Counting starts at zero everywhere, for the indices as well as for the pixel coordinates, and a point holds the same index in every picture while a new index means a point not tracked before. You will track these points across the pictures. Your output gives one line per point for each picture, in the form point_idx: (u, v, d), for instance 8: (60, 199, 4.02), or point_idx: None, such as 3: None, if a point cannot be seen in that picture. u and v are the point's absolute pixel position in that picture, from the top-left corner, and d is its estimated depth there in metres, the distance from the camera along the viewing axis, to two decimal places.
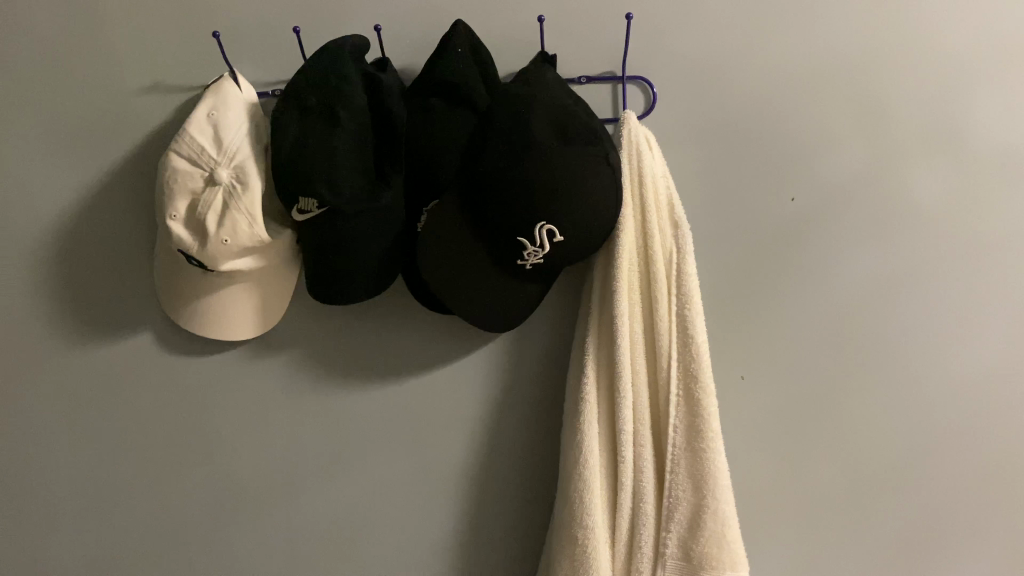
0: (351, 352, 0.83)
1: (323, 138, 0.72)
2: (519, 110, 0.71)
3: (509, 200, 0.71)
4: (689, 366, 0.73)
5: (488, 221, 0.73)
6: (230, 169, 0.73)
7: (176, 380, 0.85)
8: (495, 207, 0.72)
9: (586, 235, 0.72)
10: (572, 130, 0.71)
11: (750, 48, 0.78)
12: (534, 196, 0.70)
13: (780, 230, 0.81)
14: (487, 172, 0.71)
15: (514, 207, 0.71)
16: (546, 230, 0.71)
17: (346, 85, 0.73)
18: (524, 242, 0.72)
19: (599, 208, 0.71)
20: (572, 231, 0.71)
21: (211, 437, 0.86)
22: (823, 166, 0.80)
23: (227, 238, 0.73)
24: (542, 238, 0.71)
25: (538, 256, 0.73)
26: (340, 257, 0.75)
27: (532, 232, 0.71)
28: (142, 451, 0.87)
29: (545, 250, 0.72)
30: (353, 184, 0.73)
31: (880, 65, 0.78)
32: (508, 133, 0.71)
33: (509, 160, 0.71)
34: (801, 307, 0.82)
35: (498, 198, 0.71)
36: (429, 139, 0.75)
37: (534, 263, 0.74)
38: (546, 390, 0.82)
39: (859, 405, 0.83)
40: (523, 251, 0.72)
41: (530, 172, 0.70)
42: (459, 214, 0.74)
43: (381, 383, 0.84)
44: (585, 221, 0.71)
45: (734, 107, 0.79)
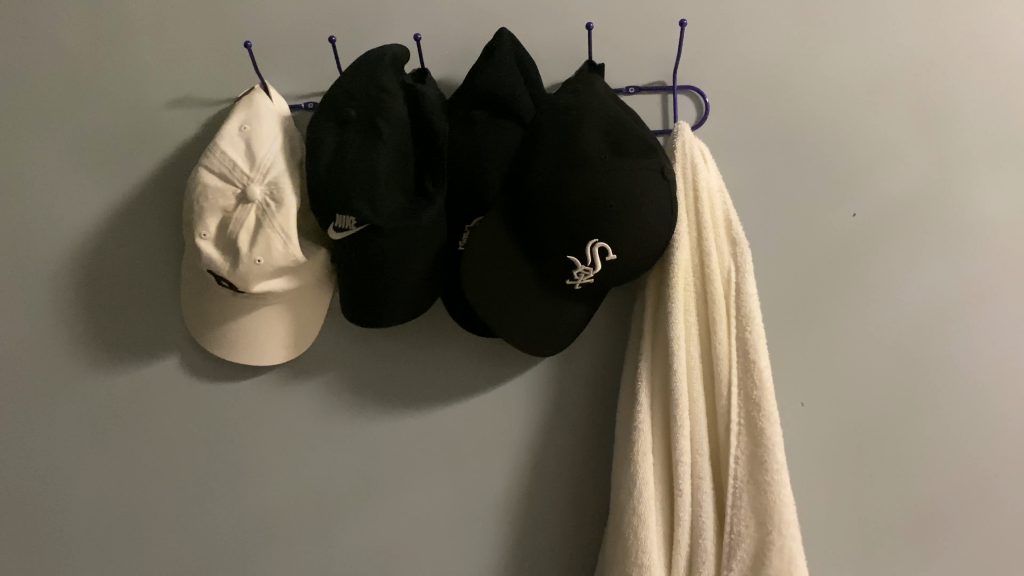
0: (387, 377, 0.79)
1: (362, 152, 0.68)
2: (569, 122, 0.67)
3: (559, 216, 0.67)
4: (751, 392, 0.68)
5: (534, 238, 0.69)
6: (264, 185, 0.69)
7: (202, 406, 0.81)
8: (543, 223, 0.68)
9: (640, 254, 0.68)
10: (626, 143, 0.67)
11: (802, 54, 0.74)
12: (587, 211, 0.66)
13: (838, 248, 0.77)
14: (536, 186, 0.67)
15: (563, 224, 0.67)
16: (598, 248, 0.67)
17: (387, 96, 0.69)
18: (574, 260, 0.68)
19: (654, 225, 0.67)
20: (626, 249, 0.67)
21: (238, 466, 0.82)
22: (881, 178, 0.76)
23: (260, 258, 0.69)
24: (593, 257, 0.67)
25: (588, 275, 0.69)
26: (379, 278, 0.71)
27: (583, 250, 0.67)
28: (165, 481, 0.82)
29: (597, 269, 0.68)
30: (393, 201, 0.69)
31: (944, 72, 0.74)
32: (558, 146, 0.67)
33: (559, 174, 0.66)
34: (860, 328, 0.78)
35: (546, 214, 0.67)
36: (472, 153, 0.71)
37: (584, 283, 0.69)
38: (593, 417, 0.77)
39: (924, 432, 0.78)
40: (573, 270, 0.68)
41: (582, 187, 0.66)
42: (498, 235, 0.69)
43: (417, 410, 0.79)
44: (639, 238, 0.67)
45: (786, 117, 0.75)
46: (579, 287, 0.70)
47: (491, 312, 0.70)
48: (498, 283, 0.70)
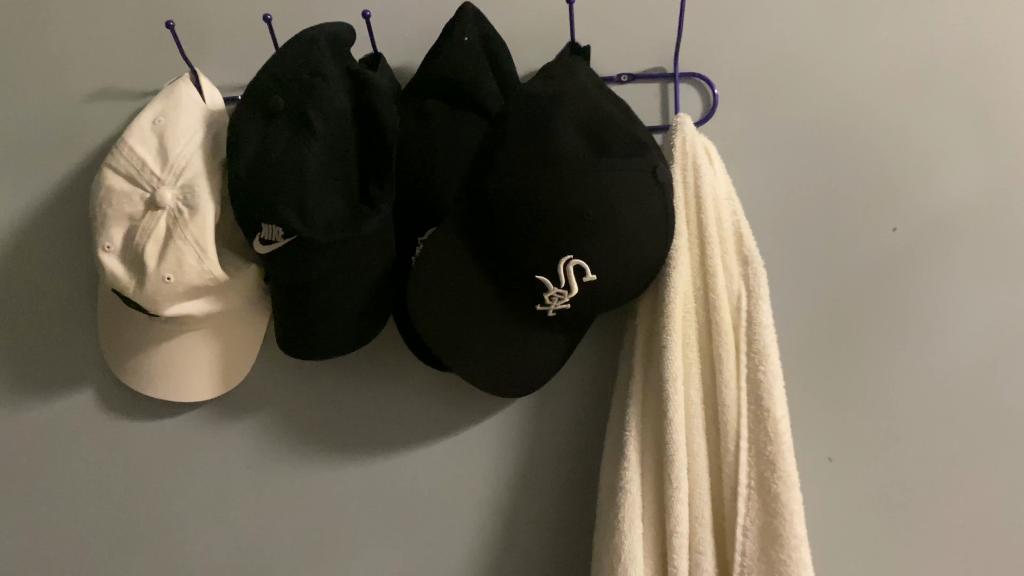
0: (336, 415, 0.67)
1: (288, 148, 0.56)
2: (539, 111, 0.54)
3: (524, 228, 0.54)
4: (763, 449, 0.55)
5: (497, 254, 0.56)
6: (176, 189, 0.58)
7: (124, 447, 0.70)
8: (506, 235, 0.55)
9: (625, 275, 0.55)
10: (607, 135, 0.54)
11: (829, 31, 0.61)
12: (558, 222, 0.53)
13: (873, 271, 0.62)
14: (498, 191, 0.54)
15: (530, 237, 0.54)
16: (574, 267, 0.54)
17: (321, 83, 0.57)
18: (545, 282, 0.55)
19: (642, 239, 0.54)
20: (607, 268, 0.54)
21: (168, 518, 0.70)
22: (932, 184, 0.61)
23: (169, 275, 0.57)
24: (567, 277, 0.54)
25: (563, 300, 0.56)
26: (314, 301, 0.60)
27: (555, 269, 0.54)
28: (86, 534, 0.71)
29: (573, 293, 0.55)
30: (328, 208, 0.57)
31: (1009, 54, 0.59)
32: (526, 139, 0.54)
33: (525, 175, 0.53)
34: (904, 368, 0.63)
35: (510, 224, 0.54)
36: (425, 152, 0.59)
37: (559, 310, 0.57)
38: (577, 467, 0.64)
39: (985, 502, 0.63)
40: (544, 293, 0.56)
41: (553, 192, 0.53)
42: (453, 248, 0.57)
43: (372, 455, 0.67)
44: (624, 256, 0.54)
45: (810, 108, 0.62)
46: (553, 314, 0.58)
47: (449, 342, 0.58)
48: (455, 308, 0.58)
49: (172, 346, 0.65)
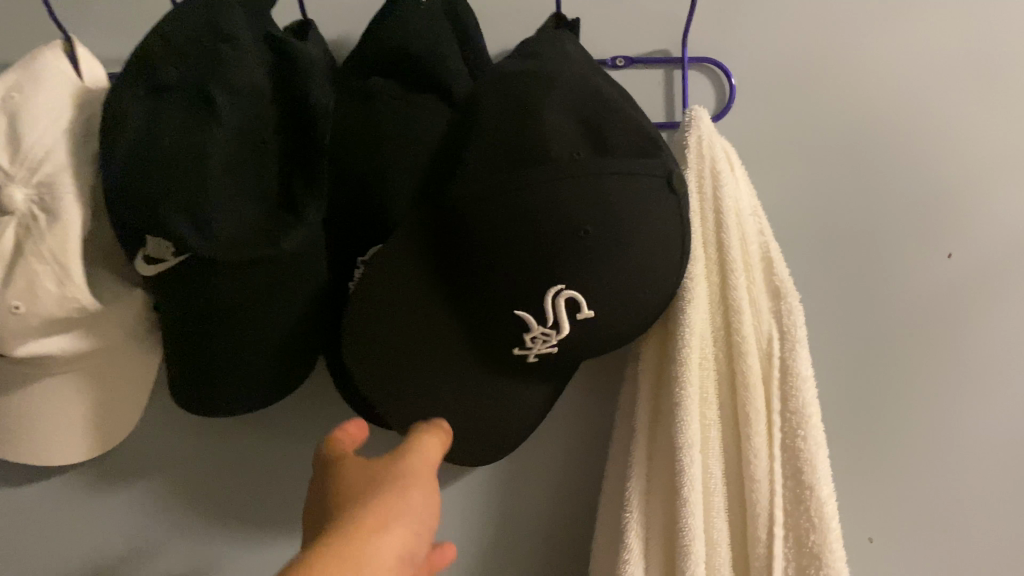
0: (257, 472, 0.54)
1: (180, 135, 0.42)
2: (521, 92, 0.41)
3: (498, 249, 0.40)
4: (803, 539, 0.43)
5: (462, 281, 0.43)
6: (30, 187, 0.43)
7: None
8: (475, 257, 0.41)
9: (627, 308, 0.42)
10: (604, 127, 0.41)
11: (874, 10, 0.49)
12: (542, 243, 0.40)
13: (924, 308, 0.50)
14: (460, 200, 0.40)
15: (507, 260, 0.41)
16: (565, 300, 0.41)
17: (229, 51, 0.44)
18: (526, 318, 0.42)
19: (649, 264, 0.42)
20: (607, 300, 0.42)
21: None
22: (998, 202, 0.49)
23: (17, 303, 0.43)
24: (555, 314, 0.41)
25: (549, 342, 0.43)
26: (217, 337, 0.46)
27: (540, 304, 0.41)
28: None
29: (563, 334, 0.42)
30: (236, 217, 0.43)
31: None
32: (498, 131, 0.41)
33: (498, 177, 0.40)
34: (962, 430, 0.51)
35: (479, 243, 0.41)
36: (366, 147, 0.46)
37: (542, 354, 0.44)
38: (556, 540, 0.52)
39: None
40: (524, 333, 0.43)
41: (537, 201, 0.39)
42: (403, 272, 0.43)
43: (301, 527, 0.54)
44: (628, 286, 0.42)
45: (849, 105, 0.50)
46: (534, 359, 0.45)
47: (397, 393, 0.45)
48: (405, 351, 0.44)
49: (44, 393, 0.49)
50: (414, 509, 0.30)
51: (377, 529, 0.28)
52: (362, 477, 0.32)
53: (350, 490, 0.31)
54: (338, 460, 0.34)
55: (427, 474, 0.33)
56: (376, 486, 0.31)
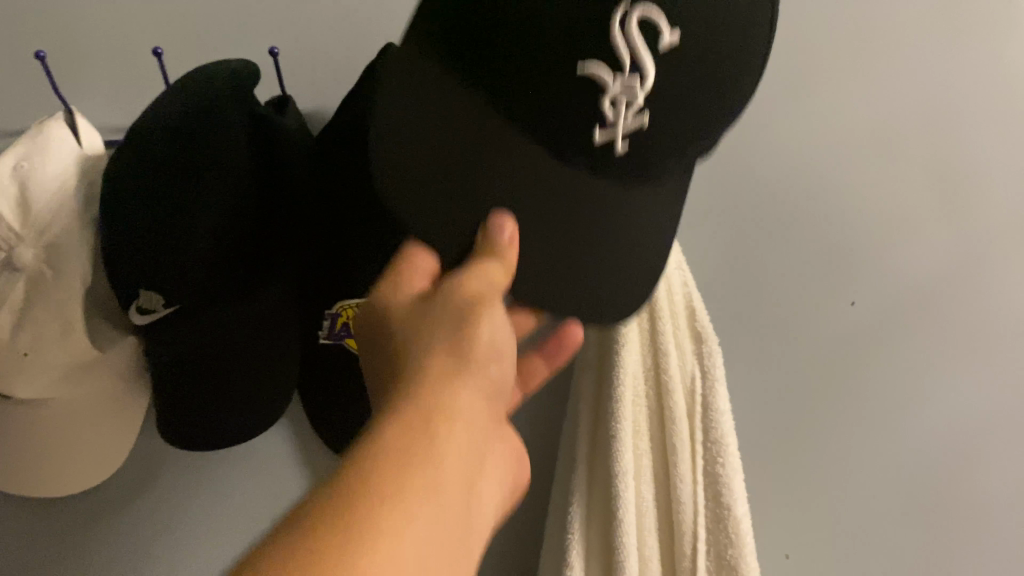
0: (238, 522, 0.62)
1: (176, 209, 0.46)
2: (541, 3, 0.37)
3: (553, 120, 0.41)
4: (723, 553, 0.49)
5: (535, 295, 0.43)
6: (38, 248, 0.48)
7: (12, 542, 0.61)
8: (534, 262, 0.43)
9: (688, 151, 0.43)
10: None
11: (789, 90, 0.55)
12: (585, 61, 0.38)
13: (831, 351, 0.58)
14: (488, 81, 0.41)
15: (552, 210, 0.43)
16: (641, 21, 0.37)
17: (218, 116, 0.46)
18: (601, 72, 0.38)
19: (665, 189, 0.46)
20: (694, 33, 0.38)
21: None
22: (895, 261, 0.56)
23: (26, 351, 0.49)
24: (638, 38, 0.37)
25: (636, 108, 0.40)
26: (203, 374, 0.52)
27: (610, 41, 0.37)
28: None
29: (647, 86, 0.39)
30: (225, 276, 0.50)
31: (974, 117, 0.54)
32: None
33: (524, 63, 0.39)
34: (865, 455, 0.58)
35: (528, 155, 0.42)
36: (339, 200, 0.53)
37: (628, 134, 0.41)
38: (514, 541, 0.60)
39: None
40: (604, 98, 0.39)
41: None
42: (449, 200, 0.42)
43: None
44: (715, 74, 0.40)
45: (769, 172, 0.56)
46: (623, 145, 0.42)
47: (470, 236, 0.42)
48: (439, 139, 0.42)
49: (58, 435, 0.54)
50: (501, 310, 0.39)
51: (486, 326, 0.37)
52: (441, 303, 0.38)
53: (436, 303, 0.38)
54: (406, 288, 0.41)
55: (502, 289, 0.39)
56: (465, 304, 0.38)
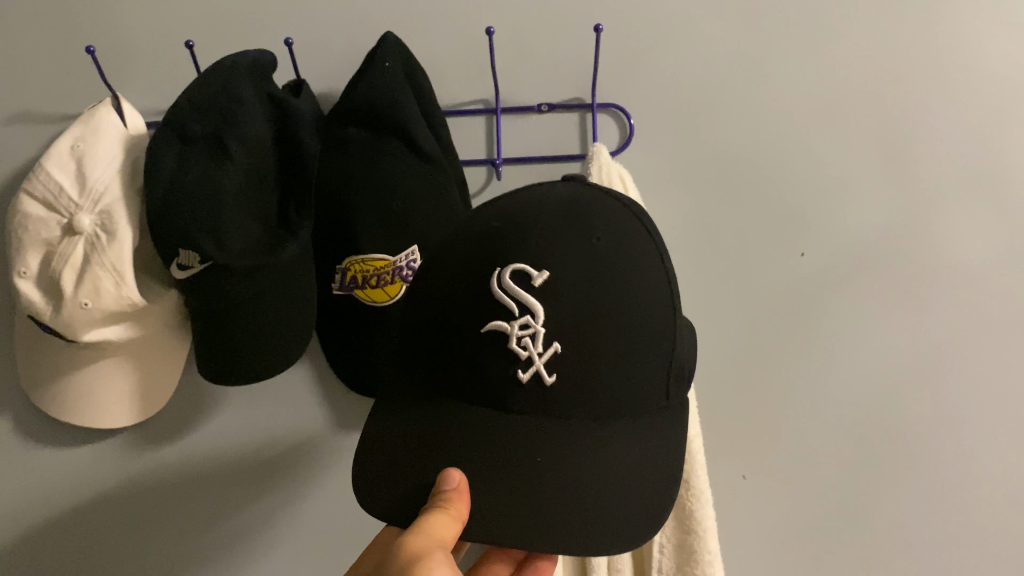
0: (274, 465, 0.69)
1: (204, 175, 0.55)
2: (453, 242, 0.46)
3: (487, 394, 0.44)
4: None
5: (504, 532, 0.41)
6: (94, 214, 0.57)
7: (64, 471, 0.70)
8: (497, 506, 0.42)
9: (642, 363, 0.44)
10: (504, 206, 0.45)
11: (742, 65, 0.62)
12: (486, 322, 0.43)
13: (783, 296, 0.65)
14: (433, 368, 0.45)
15: (509, 466, 0.42)
16: (514, 275, 0.42)
17: (239, 109, 0.57)
18: (500, 325, 0.42)
19: (657, 431, 0.45)
20: (568, 262, 0.42)
21: (110, 551, 0.72)
22: (838, 215, 0.63)
23: (87, 301, 0.57)
24: (516, 289, 0.42)
25: (542, 338, 0.42)
26: (231, 324, 0.58)
27: (496, 297, 0.43)
28: (28, 553, 0.73)
29: (541, 317, 0.42)
30: (247, 236, 0.57)
31: (903, 87, 0.61)
32: (430, 281, 0.46)
33: (453, 332, 0.44)
34: (812, 388, 0.66)
35: (479, 419, 0.44)
36: (342, 182, 0.59)
37: (552, 364, 0.42)
38: None
39: (880, 507, 0.67)
40: (511, 343, 0.42)
41: (449, 263, 0.45)
42: (416, 482, 0.44)
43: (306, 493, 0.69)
44: (603, 279, 0.42)
45: (726, 138, 0.63)
46: (551, 376, 0.43)
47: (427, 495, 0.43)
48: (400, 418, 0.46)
49: (113, 371, 0.63)
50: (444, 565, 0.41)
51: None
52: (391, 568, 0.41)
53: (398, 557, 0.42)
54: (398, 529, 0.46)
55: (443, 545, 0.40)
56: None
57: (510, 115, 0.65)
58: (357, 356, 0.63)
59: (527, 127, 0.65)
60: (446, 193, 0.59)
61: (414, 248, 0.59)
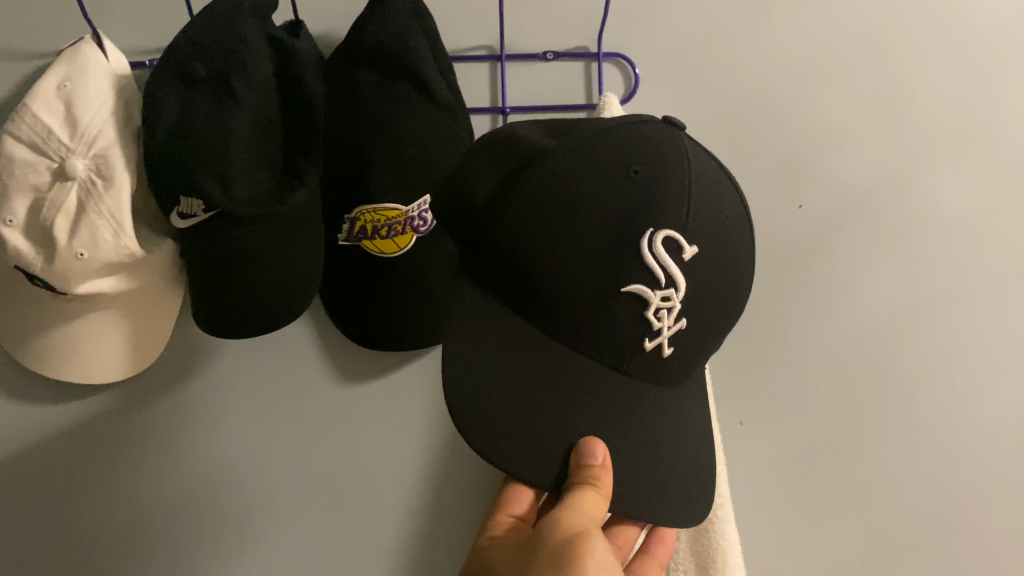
0: (273, 422, 0.68)
1: (210, 118, 0.53)
2: (571, 175, 0.44)
3: (606, 350, 0.46)
4: None
5: (633, 486, 0.46)
6: (88, 159, 0.54)
7: (50, 425, 0.68)
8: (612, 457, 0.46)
9: (721, 332, 0.49)
10: (636, 146, 0.45)
11: (747, 18, 0.62)
12: (626, 284, 0.44)
13: (783, 246, 0.66)
14: (539, 312, 0.46)
15: (624, 427, 0.46)
16: (665, 241, 0.43)
17: (246, 49, 0.54)
18: (643, 290, 0.44)
19: (698, 392, 0.53)
20: (706, 242, 0.45)
21: (87, 511, 0.70)
22: (836, 169, 0.65)
23: (83, 251, 0.54)
24: (669, 260, 0.44)
25: (676, 311, 0.45)
26: (234, 275, 0.56)
27: (648, 263, 0.43)
28: (10, 517, 0.70)
29: (681, 291, 0.45)
30: (252, 183, 0.55)
31: (903, 43, 0.62)
32: (548, 218, 0.44)
33: (579, 284, 0.44)
34: (807, 337, 0.68)
35: (596, 375, 0.46)
36: (354, 129, 0.57)
37: (673, 337, 0.46)
38: None
39: (870, 452, 0.69)
40: (649, 311, 0.44)
41: (579, 205, 0.44)
42: (539, 440, 0.44)
43: (307, 447, 0.69)
44: (724, 259, 0.46)
45: (732, 90, 0.63)
46: (668, 347, 0.46)
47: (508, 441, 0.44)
48: (498, 363, 0.46)
49: (104, 323, 0.61)
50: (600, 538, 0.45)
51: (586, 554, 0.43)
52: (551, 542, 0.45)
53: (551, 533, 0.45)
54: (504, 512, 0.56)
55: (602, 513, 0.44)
56: (564, 556, 0.43)
57: (516, 63, 0.64)
58: (366, 308, 0.62)
59: (532, 76, 0.64)
60: (456, 140, 0.59)
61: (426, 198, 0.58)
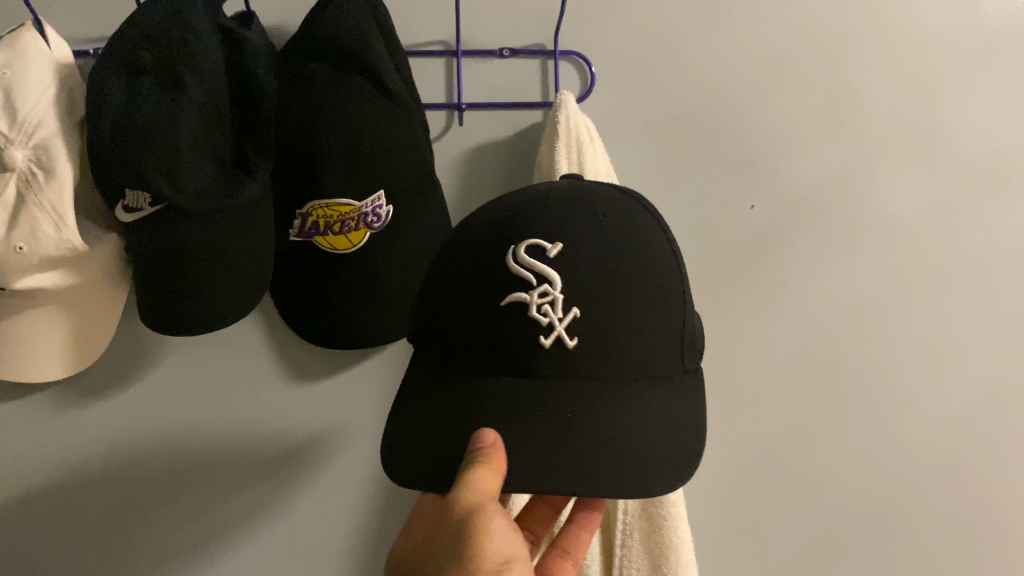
0: (215, 423, 0.67)
1: (158, 106, 0.51)
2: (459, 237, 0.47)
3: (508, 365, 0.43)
4: None
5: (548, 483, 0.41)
6: (27, 149, 0.52)
7: None
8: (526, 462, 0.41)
9: (655, 326, 0.44)
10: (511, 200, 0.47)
11: (702, 20, 0.63)
12: (505, 296, 0.43)
13: (736, 246, 0.67)
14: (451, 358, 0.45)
15: (542, 434, 0.42)
16: (528, 250, 0.43)
17: (197, 38, 0.52)
18: (519, 296, 0.42)
19: (673, 394, 0.44)
20: (578, 239, 0.43)
21: (27, 513, 0.68)
22: (787, 170, 0.65)
23: (21, 244, 0.52)
24: (533, 264, 0.43)
25: (562, 304, 0.42)
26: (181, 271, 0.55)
27: (513, 271, 0.43)
28: None
29: (558, 284, 0.42)
30: (203, 175, 0.53)
31: (852, 49, 0.63)
32: (445, 268, 0.46)
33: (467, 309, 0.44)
34: (759, 336, 0.68)
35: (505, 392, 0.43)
36: (305, 121, 0.56)
37: (574, 330, 0.42)
38: None
39: (818, 449, 0.70)
40: (531, 310, 0.42)
41: (462, 253, 0.46)
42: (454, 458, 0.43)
43: (247, 449, 0.67)
44: (613, 250, 0.44)
45: (686, 90, 0.64)
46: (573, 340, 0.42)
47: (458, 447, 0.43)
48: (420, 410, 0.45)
49: (45, 319, 0.59)
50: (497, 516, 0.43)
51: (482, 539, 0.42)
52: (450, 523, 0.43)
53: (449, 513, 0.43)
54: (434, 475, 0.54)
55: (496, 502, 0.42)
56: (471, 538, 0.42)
57: (471, 58, 0.63)
58: (319, 305, 0.61)
59: (488, 72, 0.63)
60: (412, 134, 0.58)
61: (380, 193, 0.57)
